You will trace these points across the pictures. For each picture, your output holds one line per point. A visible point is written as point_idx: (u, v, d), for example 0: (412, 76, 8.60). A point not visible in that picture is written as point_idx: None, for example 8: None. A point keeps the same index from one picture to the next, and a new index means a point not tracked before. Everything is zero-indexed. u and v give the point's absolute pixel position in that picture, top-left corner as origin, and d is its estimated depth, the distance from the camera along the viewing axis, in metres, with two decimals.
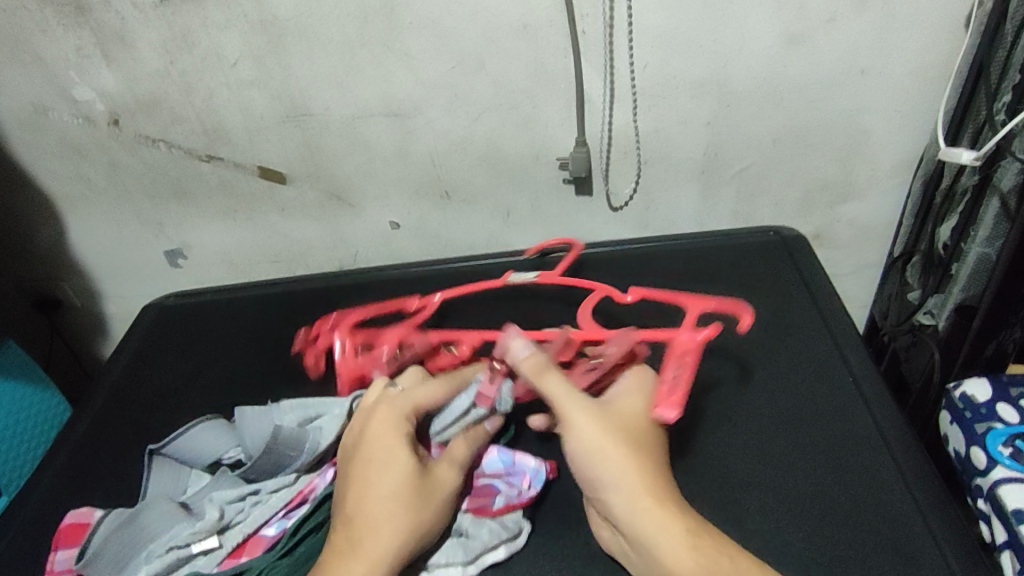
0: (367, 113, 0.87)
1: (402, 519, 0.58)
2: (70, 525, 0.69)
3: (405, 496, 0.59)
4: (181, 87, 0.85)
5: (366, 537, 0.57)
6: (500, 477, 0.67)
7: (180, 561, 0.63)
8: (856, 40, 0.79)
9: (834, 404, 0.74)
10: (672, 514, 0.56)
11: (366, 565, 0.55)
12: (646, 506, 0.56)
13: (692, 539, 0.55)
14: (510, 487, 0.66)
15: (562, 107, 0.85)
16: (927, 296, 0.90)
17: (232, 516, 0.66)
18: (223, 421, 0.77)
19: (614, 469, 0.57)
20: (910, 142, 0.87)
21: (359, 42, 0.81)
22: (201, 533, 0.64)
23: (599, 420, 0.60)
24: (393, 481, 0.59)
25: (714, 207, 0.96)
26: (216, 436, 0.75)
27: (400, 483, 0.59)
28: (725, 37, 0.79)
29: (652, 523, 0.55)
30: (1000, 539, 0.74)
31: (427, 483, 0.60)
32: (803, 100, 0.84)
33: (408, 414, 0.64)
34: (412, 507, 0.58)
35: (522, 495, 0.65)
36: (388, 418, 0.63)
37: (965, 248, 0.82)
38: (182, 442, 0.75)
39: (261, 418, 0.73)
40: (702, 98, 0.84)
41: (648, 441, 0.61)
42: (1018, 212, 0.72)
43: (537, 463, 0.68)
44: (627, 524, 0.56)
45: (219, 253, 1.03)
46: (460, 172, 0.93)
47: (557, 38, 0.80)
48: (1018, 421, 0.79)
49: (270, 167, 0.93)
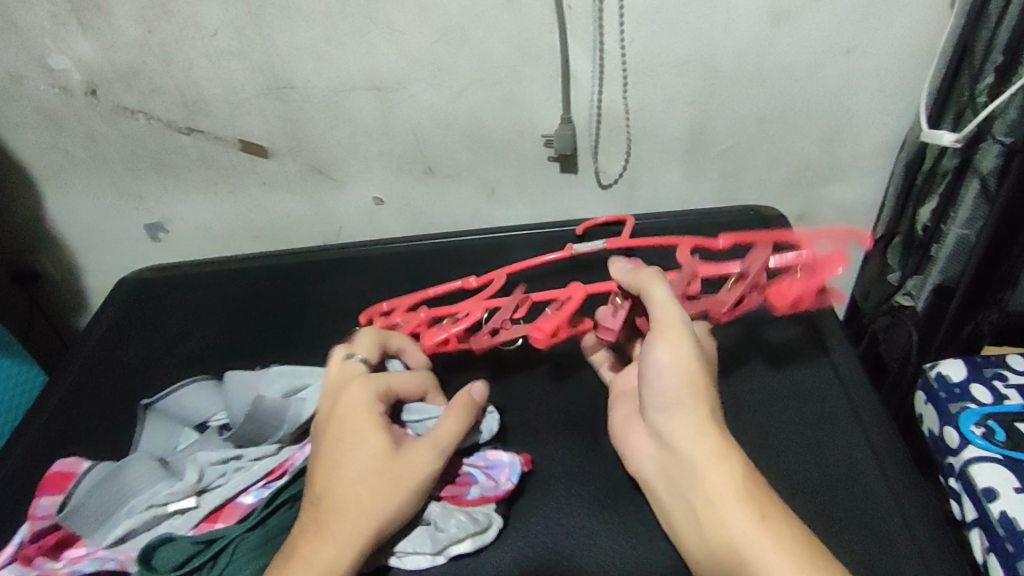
0: (350, 87, 0.86)
1: (369, 507, 0.59)
2: (56, 473, 0.70)
3: (375, 481, 0.60)
4: (160, 57, 0.84)
5: (335, 525, 0.58)
6: (478, 467, 0.70)
7: (156, 518, 0.65)
8: (843, 18, 0.78)
9: (806, 387, 0.74)
10: (727, 447, 0.59)
11: (334, 546, 0.58)
12: (705, 450, 0.58)
13: (747, 474, 0.58)
14: (489, 479, 0.69)
15: (546, 84, 0.85)
16: (906, 278, 0.90)
17: (212, 479, 0.67)
18: (213, 383, 0.78)
19: (686, 396, 0.60)
20: (895, 123, 0.87)
21: (340, 14, 0.79)
22: (179, 493, 0.65)
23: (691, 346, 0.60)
24: (362, 467, 0.60)
25: (698, 186, 0.95)
26: (206, 399, 0.76)
27: (370, 467, 0.60)
28: (711, 14, 0.78)
29: (701, 453, 0.59)
30: (969, 518, 0.76)
31: (399, 468, 0.61)
32: (788, 80, 0.84)
33: (379, 393, 0.65)
34: (381, 493, 0.60)
35: (497, 489, 0.68)
36: (357, 397, 0.64)
37: (944, 230, 0.82)
38: (171, 402, 0.76)
39: (249, 385, 0.74)
40: (688, 76, 0.84)
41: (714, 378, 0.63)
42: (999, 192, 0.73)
43: (512, 457, 0.70)
44: (681, 447, 0.59)
45: (201, 227, 1.02)
46: (444, 149, 0.92)
47: (542, 12, 0.78)
48: (992, 401, 0.80)
49: (252, 140, 0.92)
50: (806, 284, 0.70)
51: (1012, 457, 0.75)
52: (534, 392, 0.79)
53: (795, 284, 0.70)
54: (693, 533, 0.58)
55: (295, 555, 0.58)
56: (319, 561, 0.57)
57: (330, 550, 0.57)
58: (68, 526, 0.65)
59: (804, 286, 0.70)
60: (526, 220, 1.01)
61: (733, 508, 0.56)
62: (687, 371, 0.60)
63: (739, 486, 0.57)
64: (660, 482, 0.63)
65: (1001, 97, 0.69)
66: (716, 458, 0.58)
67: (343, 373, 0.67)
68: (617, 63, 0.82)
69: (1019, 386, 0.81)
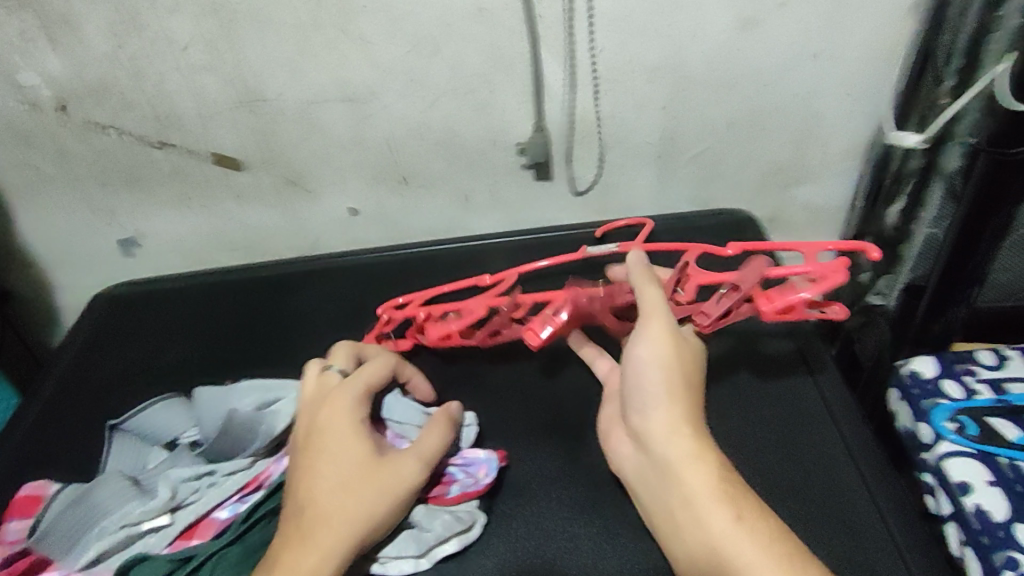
0: (323, 98, 0.86)
1: (350, 514, 0.59)
2: (25, 496, 0.69)
3: (355, 488, 0.60)
4: (130, 71, 0.83)
5: (314, 533, 0.58)
6: (457, 467, 0.70)
7: (129, 538, 0.64)
8: (808, 24, 0.79)
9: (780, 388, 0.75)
10: (704, 443, 0.59)
11: (318, 556, 0.57)
12: (683, 447, 0.59)
13: (724, 471, 0.58)
14: (470, 475, 0.69)
15: (519, 93, 0.85)
16: (877, 278, 0.91)
17: (185, 496, 0.66)
18: (183, 400, 0.78)
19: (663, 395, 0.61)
20: (862, 125, 0.89)
21: (311, 25, 0.80)
22: (152, 512, 0.64)
23: (671, 341, 0.61)
24: (342, 474, 0.60)
25: (672, 190, 0.96)
26: (175, 416, 0.76)
27: (350, 475, 0.60)
28: (679, 22, 0.79)
29: (679, 449, 0.59)
30: (945, 512, 0.77)
31: (380, 475, 0.61)
32: (757, 85, 0.85)
33: (361, 401, 0.65)
34: (361, 500, 0.59)
35: (479, 484, 0.68)
36: (340, 406, 0.64)
37: (913, 229, 0.85)
38: (141, 420, 0.75)
39: (218, 401, 0.73)
40: (658, 83, 0.85)
41: (698, 375, 0.63)
42: (965, 192, 0.74)
43: (488, 453, 0.70)
44: (659, 444, 0.59)
45: (175, 241, 1.02)
46: (419, 159, 0.92)
47: (512, 22, 0.79)
48: (964, 397, 0.81)
49: (225, 153, 0.91)
50: (804, 293, 0.61)
51: (984, 451, 0.77)
52: (511, 398, 0.79)
53: (790, 293, 0.61)
54: (673, 530, 0.58)
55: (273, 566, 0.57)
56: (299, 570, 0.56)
57: (309, 559, 0.57)
58: (39, 551, 0.64)
59: (800, 295, 0.60)
60: (503, 227, 1.01)
61: (711, 504, 0.57)
62: (667, 370, 0.61)
63: (717, 482, 0.57)
64: (639, 483, 0.63)
65: (963, 98, 0.70)
66: (693, 454, 0.59)
67: (321, 385, 0.67)
68: (588, 71, 0.83)
69: (989, 380, 0.83)
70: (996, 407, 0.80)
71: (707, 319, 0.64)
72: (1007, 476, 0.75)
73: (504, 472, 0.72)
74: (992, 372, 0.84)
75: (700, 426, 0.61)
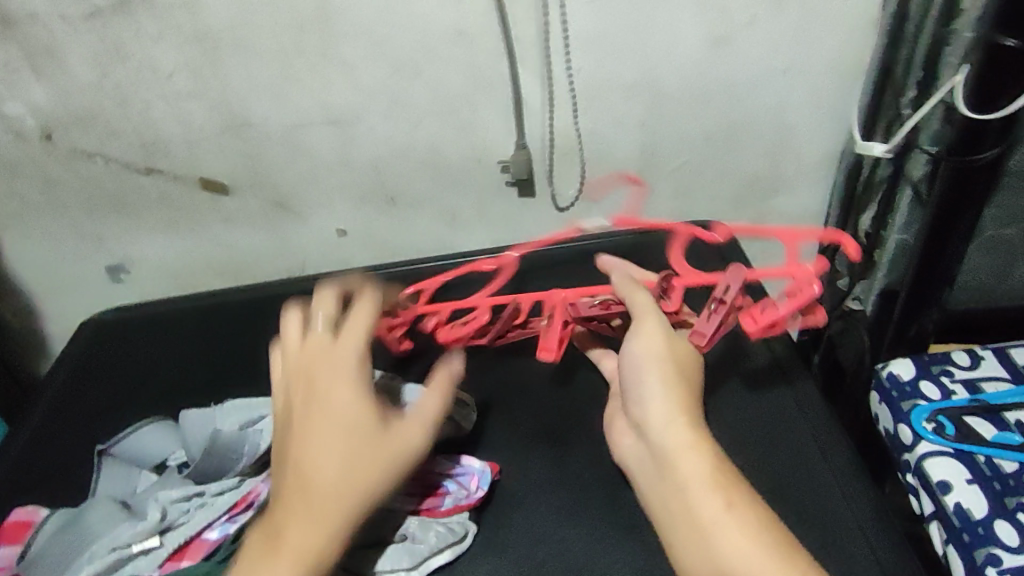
0: (308, 122, 0.88)
1: (354, 485, 0.56)
2: (14, 523, 0.70)
3: (358, 457, 0.57)
4: (116, 100, 0.84)
5: (316, 504, 0.56)
6: (449, 477, 0.71)
7: (119, 562, 0.64)
8: (776, 40, 0.82)
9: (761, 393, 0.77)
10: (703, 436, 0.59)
11: (327, 525, 0.55)
12: (681, 437, 0.59)
13: (722, 464, 0.58)
14: (462, 487, 0.70)
15: (500, 112, 0.87)
16: (854, 284, 0.94)
17: (175, 517, 0.67)
18: (170, 423, 0.79)
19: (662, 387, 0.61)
20: (833, 136, 0.91)
21: (294, 51, 0.81)
22: (142, 533, 0.65)
23: (663, 333, 0.63)
24: (344, 441, 0.58)
25: (653, 203, 0.99)
26: (164, 437, 0.78)
27: (354, 442, 0.58)
28: (652, 40, 0.82)
29: (679, 440, 0.59)
30: (927, 511, 0.79)
31: (383, 444, 0.59)
32: (731, 99, 0.87)
33: (360, 360, 0.62)
34: (366, 471, 0.57)
35: (471, 497, 0.69)
36: (342, 367, 0.61)
37: (885, 235, 0.88)
38: (131, 444, 0.77)
39: (203, 423, 0.74)
40: (634, 99, 0.87)
41: (693, 371, 0.63)
42: (932, 196, 0.77)
43: (482, 465, 0.71)
44: (658, 435, 0.60)
45: (163, 266, 1.02)
46: (404, 179, 0.94)
47: (491, 44, 0.81)
48: (941, 397, 0.83)
49: (212, 178, 0.93)
50: (785, 308, 0.62)
51: (962, 450, 0.78)
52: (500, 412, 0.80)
53: (775, 312, 0.62)
54: (668, 521, 0.59)
55: (270, 538, 0.55)
56: (297, 544, 0.54)
57: (311, 531, 0.55)
58: None
59: (783, 310, 0.62)
60: (489, 243, 1.03)
61: (705, 492, 0.56)
62: (661, 361, 0.61)
63: (712, 471, 0.57)
64: (644, 471, 0.63)
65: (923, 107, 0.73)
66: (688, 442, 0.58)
67: (314, 343, 0.64)
68: (566, 89, 0.85)
69: (964, 380, 0.85)
70: (971, 406, 0.82)
71: (701, 337, 0.62)
72: (985, 473, 0.77)
73: (494, 484, 0.73)
74: (967, 372, 0.86)
75: (698, 416, 0.61)
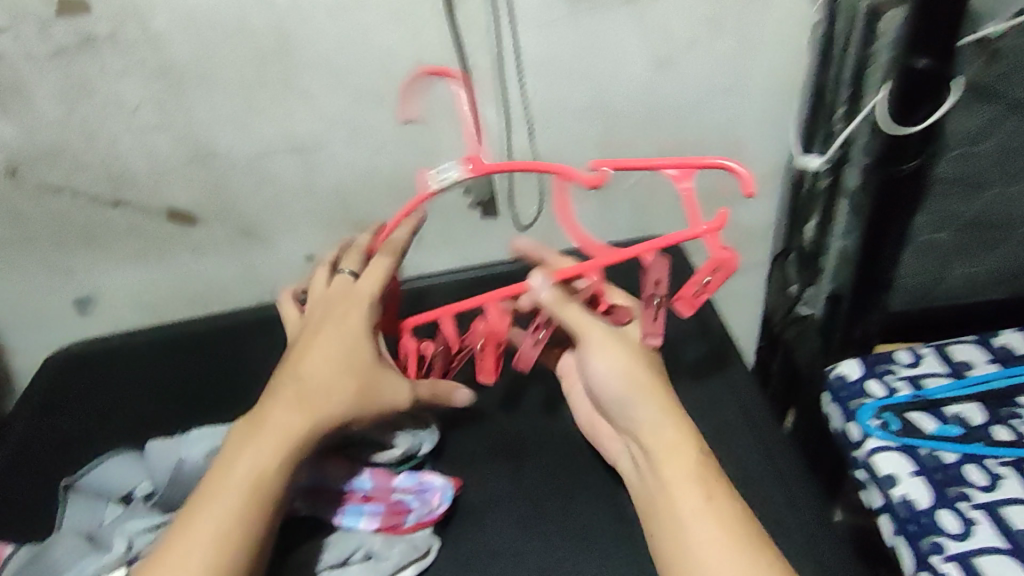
0: (272, 150, 0.90)
1: (339, 396, 0.64)
2: None
3: (351, 375, 0.64)
4: (82, 135, 0.86)
5: (304, 400, 0.63)
6: (411, 493, 0.73)
7: None
8: (718, 61, 0.87)
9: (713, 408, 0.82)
10: (687, 436, 0.63)
11: (303, 424, 0.62)
12: (670, 433, 0.63)
13: (703, 459, 0.62)
14: (425, 504, 0.72)
15: (459, 136, 0.91)
16: (805, 288, 1.01)
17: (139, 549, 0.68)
18: (134, 453, 0.80)
19: (642, 399, 0.64)
20: (777, 150, 0.96)
21: (258, 83, 0.84)
22: (107, 566, 0.66)
23: (627, 352, 0.65)
24: (344, 359, 0.65)
25: (610, 220, 1.02)
26: (130, 467, 0.78)
27: (352, 361, 0.65)
28: (600, 64, 0.86)
29: (664, 441, 0.63)
30: (877, 504, 0.83)
31: (374, 376, 0.66)
32: (679, 118, 0.92)
33: (371, 305, 0.67)
34: (351, 391, 0.64)
35: (433, 513, 0.72)
36: (358, 306, 0.67)
37: (828, 241, 0.95)
38: (95, 476, 0.77)
39: (169, 450, 0.76)
40: (587, 121, 0.91)
41: (660, 366, 0.68)
42: (865, 205, 0.81)
43: (445, 481, 0.74)
44: (648, 440, 0.64)
45: (132, 296, 1.04)
46: (367, 204, 0.97)
47: (447, 72, 0.85)
48: (886, 394, 0.88)
49: (180, 209, 0.95)
50: (699, 280, 0.65)
51: (906, 444, 0.83)
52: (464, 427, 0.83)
53: (697, 293, 0.65)
54: (661, 523, 0.62)
55: (259, 417, 0.62)
56: (280, 427, 0.61)
57: (293, 420, 0.62)
58: None
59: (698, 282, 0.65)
60: (454, 263, 1.06)
61: (691, 489, 0.61)
62: (648, 365, 0.66)
63: (696, 465, 0.62)
64: (637, 469, 0.68)
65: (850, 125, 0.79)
66: (675, 440, 0.63)
67: (342, 289, 0.68)
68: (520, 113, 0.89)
69: (907, 377, 0.89)
70: (915, 401, 0.86)
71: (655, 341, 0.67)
72: (928, 466, 0.81)
73: (458, 499, 0.75)
74: (910, 369, 0.90)
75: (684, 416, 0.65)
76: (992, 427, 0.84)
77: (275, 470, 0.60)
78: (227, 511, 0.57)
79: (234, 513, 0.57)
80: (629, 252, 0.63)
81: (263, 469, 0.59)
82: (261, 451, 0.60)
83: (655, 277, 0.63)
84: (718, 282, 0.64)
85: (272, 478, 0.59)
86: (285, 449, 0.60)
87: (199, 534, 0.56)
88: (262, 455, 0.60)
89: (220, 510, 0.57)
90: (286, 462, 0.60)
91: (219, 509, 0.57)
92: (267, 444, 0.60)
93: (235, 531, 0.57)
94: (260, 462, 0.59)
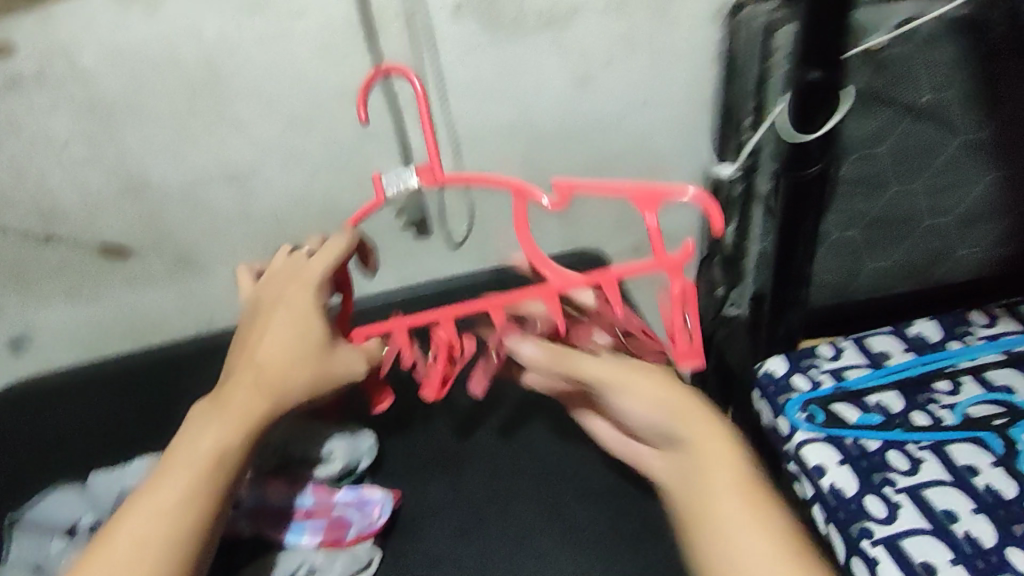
0: (206, 181, 0.92)
1: (290, 374, 0.63)
2: None
3: (301, 354, 0.64)
4: (10, 171, 0.86)
5: (256, 379, 0.63)
6: (352, 508, 0.79)
7: None
8: (635, 76, 0.91)
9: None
10: (736, 461, 0.61)
11: (262, 397, 0.62)
12: (717, 445, 0.62)
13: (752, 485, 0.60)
14: (366, 515, 0.79)
15: (391, 159, 0.93)
16: (729, 291, 1.04)
17: None
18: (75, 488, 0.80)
19: (696, 425, 0.62)
20: (699, 159, 1.01)
21: (188, 113, 0.85)
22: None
23: (658, 380, 0.65)
24: (296, 338, 0.64)
25: (546, 233, 1.06)
26: (70, 500, 0.78)
27: (303, 339, 0.64)
28: (524, 83, 0.89)
29: (714, 465, 0.61)
30: (809, 494, 0.87)
31: (325, 355, 0.65)
32: (603, 131, 0.96)
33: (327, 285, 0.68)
34: (305, 372, 0.64)
35: (372, 526, 0.79)
36: (311, 279, 0.68)
37: (746, 245, 1.01)
38: (37, 513, 0.77)
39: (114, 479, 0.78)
40: (516, 138, 0.94)
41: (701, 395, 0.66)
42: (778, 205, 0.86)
43: (384, 495, 0.81)
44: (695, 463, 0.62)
45: (70, 331, 1.03)
46: (305, 229, 0.98)
47: (376, 96, 0.87)
48: (811, 388, 0.92)
49: (114, 241, 0.95)
50: (689, 323, 0.68)
51: (832, 434, 0.87)
52: None
53: (691, 344, 0.68)
54: (717, 549, 0.59)
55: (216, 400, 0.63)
56: (235, 407, 0.61)
57: (248, 400, 0.61)
58: None
59: (689, 326, 0.68)
60: (395, 283, 1.07)
61: (737, 500, 0.59)
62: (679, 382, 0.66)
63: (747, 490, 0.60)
64: (678, 486, 0.65)
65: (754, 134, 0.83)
66: (720, 444, 0.61)
67: (290, 263, 0.71)
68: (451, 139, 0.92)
69: (830, 370, 0.94)
70: (837, 393, 0.91)
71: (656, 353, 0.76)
72: (854, 453, 0.86)
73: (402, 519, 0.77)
74: (833, 363, 0.95)
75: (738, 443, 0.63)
76: (913, 412, 0.89)
77: (231, 450, 0.59)
78: (181, 491, 0.57)
79: (189, 490, 0.57)
80: (596, 278, 0.68)
81: (219, 449, 0.59)
82: (215, 430, 0.60)
83: (614, 294, 0.70)
84: (698, 319, 0.68)
85: (229, 457, 0.59)
86: (241, 426, 0.60)
87: (154, 514, 0.56)
88: (220, 435, 0.59)
89: (175, 490, 0.57)
90: (241, 440, 0.60)
91: (172, 489, 0.56)
92: (223, 424, 0.60)
93: (192, 511, 0.57)
94: (214, 442, 0.59)
